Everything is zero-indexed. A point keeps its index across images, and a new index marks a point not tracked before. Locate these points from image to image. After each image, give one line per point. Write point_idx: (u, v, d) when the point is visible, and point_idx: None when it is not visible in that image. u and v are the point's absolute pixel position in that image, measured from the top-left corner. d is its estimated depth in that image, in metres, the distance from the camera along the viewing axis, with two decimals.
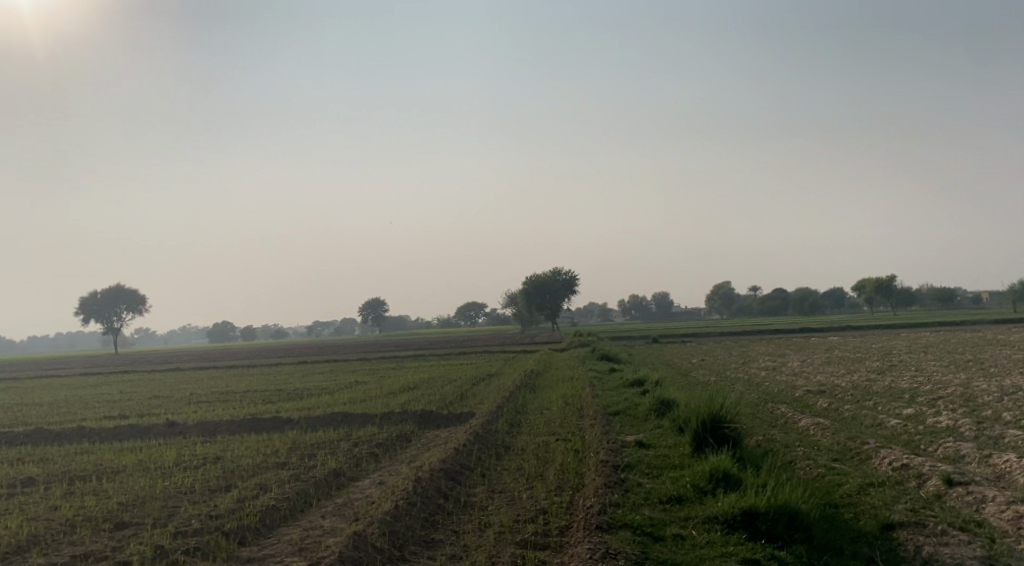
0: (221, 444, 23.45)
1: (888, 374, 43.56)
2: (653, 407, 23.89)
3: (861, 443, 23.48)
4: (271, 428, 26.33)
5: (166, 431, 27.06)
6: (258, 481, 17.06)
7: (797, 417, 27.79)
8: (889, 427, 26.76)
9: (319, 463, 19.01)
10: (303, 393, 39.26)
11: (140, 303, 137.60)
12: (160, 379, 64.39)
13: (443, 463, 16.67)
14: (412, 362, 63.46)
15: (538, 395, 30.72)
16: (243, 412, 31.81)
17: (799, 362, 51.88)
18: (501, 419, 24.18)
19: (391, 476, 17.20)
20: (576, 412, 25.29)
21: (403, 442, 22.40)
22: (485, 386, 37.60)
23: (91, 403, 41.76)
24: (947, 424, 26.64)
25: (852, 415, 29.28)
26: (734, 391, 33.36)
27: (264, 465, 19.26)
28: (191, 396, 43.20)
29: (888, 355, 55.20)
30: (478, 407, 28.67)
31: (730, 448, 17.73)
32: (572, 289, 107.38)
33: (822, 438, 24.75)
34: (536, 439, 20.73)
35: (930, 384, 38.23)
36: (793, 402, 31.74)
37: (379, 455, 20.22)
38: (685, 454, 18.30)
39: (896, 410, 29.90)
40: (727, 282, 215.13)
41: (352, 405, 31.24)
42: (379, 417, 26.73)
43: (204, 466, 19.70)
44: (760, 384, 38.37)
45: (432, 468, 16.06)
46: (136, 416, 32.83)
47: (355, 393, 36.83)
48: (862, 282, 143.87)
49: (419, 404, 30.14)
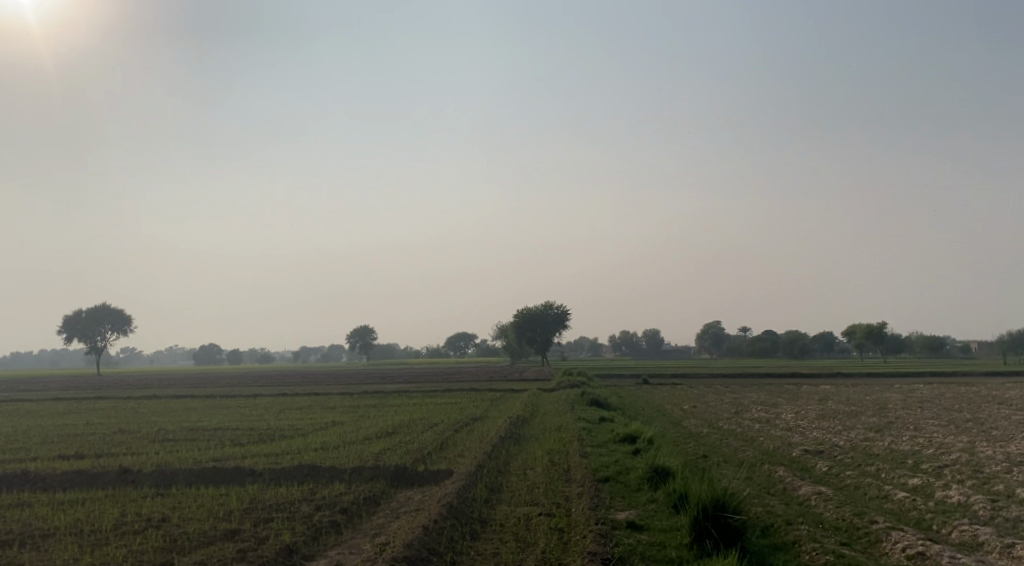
0: (172, 499, 21.49)
1: (886, 433, 41.46)
2: (646, 476, 22.02)
3: (868, 522, 21.45)
4: (231, 481, 24.27)
5: (117, 481, 24.97)
6: (198, 558, 15.21)
7: (797, 483, 25.81)
8: (895, 499, 24.67)
9: (273, 534, 17.04)
10: (274, 435, 37.10)
11: (125, 324, 135.14)
12: (133, 408, 62.14)
13: (407, 548, 14.85)
14: (396, 398, 61.48)
15: (523, 448, 28.78)
16: (206, 455, 29.82)
17: (793, 414, 49.71)
18: (481, 482, 22.25)
19: (350, 557, 15.36)
20: (562, 475, 23.41)
21: (371, 506, 20.44)
22: (466, 433, 35.52)
23: (51, 437, 39.54)
24: (959, 498, 24.71)
25: (855, 482, 27.26)
26: (729, 448, 31.31)
27: (212, 534, 17.28)
28: (159, 433, 41.01)
29: (883, 410, 53.06)
30: (458, 461, 26.68)
31: (733, 550, 15.95)
32: (562, 323, 105.11)
33: (826, 511, 22.77)
34: (517, 511, 18.83)
35: (933, 447, 36.21)
36: (792, 464, 29.70)
37: (342, 525, 18.25)
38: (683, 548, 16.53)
39: (902, 478, 27.91)
40: (717, 321, 213.70)
41: (321, 453, 29.17)
42: (348, 472, 24.70)
43: (145, 532, 17.72)
44: (755, 439, 36.31)
45: (396, 560, 14.31)
46: (91, 457, 30.75)
47: (328, 438, 34.72)
48: (851, 327, 142.62)
49: (394, 456, 28.11)
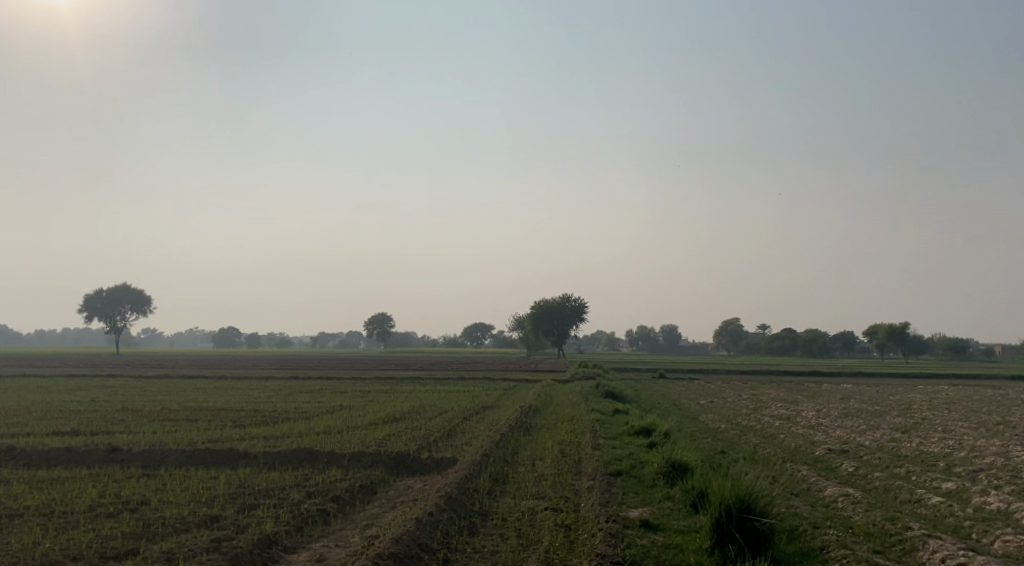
0: (159, 481, 20.21)
1: (914, 434, 39.65)
2: (662, 471, 20.53)
3: (902, 528, 19.76)
4: (223, 464, 22.92)
5: (104, 460, 23.72)
6: (161, 557, 13.88)
7: (824, 484, 24.15)
8: (930, 504, 22.92)
9: (254, 523, 15.65)
10: (277, 418, 35.79)
11: (146, 305, 134.69)
12: (142, 386, 61.08)
13: (391, 560, 13.56)
14: (407, 385, 60.19)
15: (533, 439, 27.28)
16: (205, 436, 28.61)
17: (814, 412, 47.97)
18: (484, 473, 20.76)
19: (328, 561, 14.01)
20: (573, 467, 21.99)
21: (366, 494, 19.05)
22: (476, 421, 34.06)
23: (51, 414, 38.43)
24: (999, 506, 22.94)
25: (883, 484, 25.49)
26: (748, 445, 29.68)
27: (190, 520, 15.94)
28: (161, 412, 39.81)
29: (908, 410, 51.12)
30: (464, 450, 25.28)
31: (760, 560, 14.49)
32: (580, 316, 103.64)
33: (854, 514, 21.11)
34: (521, 505, 17.38)
35: (964, 450, 34.36)
36: (816, 464, 28.02)
37: (331, 514, 16.80)
38: (703, 559, 15.11)
39: (936, 482, 26.16)
40: (736, 318, 211.19)
41: (323, 437, 27.89)
42: (347, 458, 23.31)
43: (119, 515, 16.44)
44: (776, 437, 34.62)
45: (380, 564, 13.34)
46: (86, 434, 29.56)
47: (333, 422, 33.41)
48: (873, 328, 140.16)
49: (399, 442, 26.80)
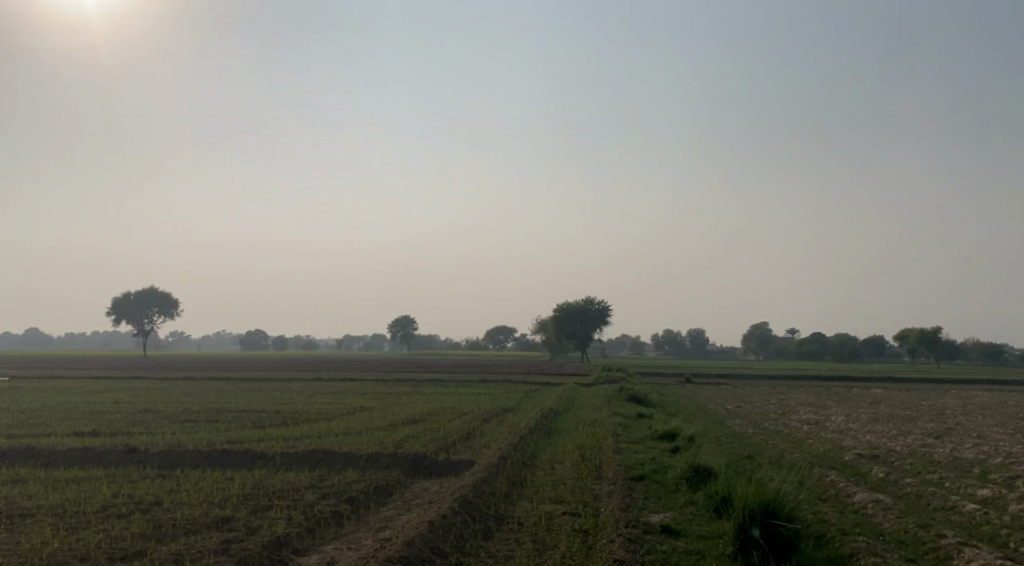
0: (174, 481, 19.99)
1: (947, 440, 38.78)
2: (685, 475, 20.05)
3: (935, 535, 19.16)
4: (239, 465, 22.70)
5: (122, 461, 23.56)
6: (168, 559, 13.61)
7: (853, 490, 23.52)
8: (965, 511, 22.23)
9: (265, 524, 15.37)
10: (297, 419, 35.66)
11: (173, 308, 135.55)
12: (166, 388, 61.25)
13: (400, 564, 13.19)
14: (430, 387, 59.94)
15: (554, 442, 26.85)
16: (223, 437, 28.41)
17: (843, 417, 47.11)
18: (502, 476, 20.36)
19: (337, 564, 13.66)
20: (594, 471, 21.54)
21: (382, 496, 18.73)
22: (497, 424, 33.68)
23: (73, 414, 38.44)
24: None
25: (915, 491, 24.80)
26: (775, 450, 29.07)
27: (201, 521, 15.69)
28: (184, 413, 39.80)
29: (940, 415, 50.09)
30: (483, 452, 24.89)
31: None
32: (604, 319, 102.96)
33: (885, 521, 20.52)
34: (538, 509, 17.00)
35: (1000, 456, 33.46)
36: (845, 470, 27.36)
37: (345, 516, 16.50)
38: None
39: (970, 488, 25.43)
40: (764, 322, 209.33)
41: (341, 438, 27.62)
42: (363, 459, 23.01)
43: (130, 516, 16.20)
44: (804, 442, 33.93)
45: None
46: (105, 435, 29.43)
47: (353, 423, 33.14)
48: (904, 333, 138.27)
49: (418, 444, 26.47)
